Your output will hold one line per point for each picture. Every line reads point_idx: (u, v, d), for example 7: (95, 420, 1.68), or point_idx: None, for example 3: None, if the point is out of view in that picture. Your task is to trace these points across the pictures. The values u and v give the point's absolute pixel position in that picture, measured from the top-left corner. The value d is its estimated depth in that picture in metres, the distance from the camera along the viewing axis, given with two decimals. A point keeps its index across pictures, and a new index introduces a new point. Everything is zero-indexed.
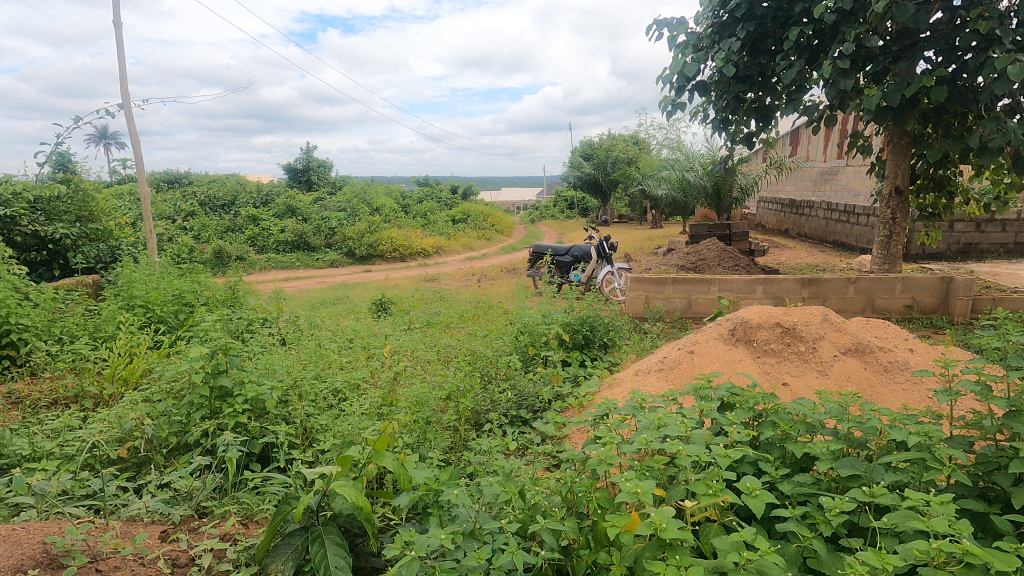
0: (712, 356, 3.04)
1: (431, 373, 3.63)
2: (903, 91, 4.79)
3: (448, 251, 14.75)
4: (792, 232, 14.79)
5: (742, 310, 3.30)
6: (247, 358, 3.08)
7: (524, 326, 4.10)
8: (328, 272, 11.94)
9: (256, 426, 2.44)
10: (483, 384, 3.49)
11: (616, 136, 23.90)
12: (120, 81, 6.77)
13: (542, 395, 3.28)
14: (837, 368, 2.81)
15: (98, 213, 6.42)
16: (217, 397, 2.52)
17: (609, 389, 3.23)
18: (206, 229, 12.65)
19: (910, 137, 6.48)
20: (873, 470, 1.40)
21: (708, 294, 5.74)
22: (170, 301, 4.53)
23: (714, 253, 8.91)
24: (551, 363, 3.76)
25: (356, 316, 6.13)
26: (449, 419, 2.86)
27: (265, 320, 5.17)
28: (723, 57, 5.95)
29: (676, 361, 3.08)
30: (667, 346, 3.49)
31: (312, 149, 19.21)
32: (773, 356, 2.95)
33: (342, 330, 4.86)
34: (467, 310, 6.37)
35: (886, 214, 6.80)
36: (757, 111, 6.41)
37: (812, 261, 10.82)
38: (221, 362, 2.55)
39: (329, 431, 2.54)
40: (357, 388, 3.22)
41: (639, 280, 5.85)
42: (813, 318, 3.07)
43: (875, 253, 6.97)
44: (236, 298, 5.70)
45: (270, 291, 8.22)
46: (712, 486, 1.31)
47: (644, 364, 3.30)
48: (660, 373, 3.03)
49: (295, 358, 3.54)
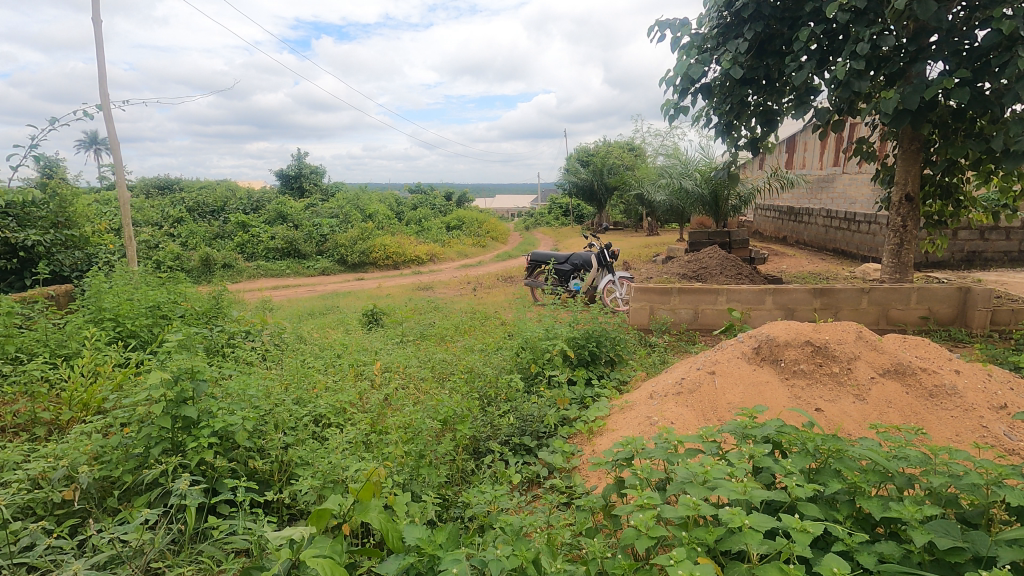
0: (736, 378, 2.77)
1: (426, 396, 3.33)
2: (923, 93, 4.51)
3: (443, 259, 14.44)
4: (790, 240, 14.61)
5: (766, 326, 3.03)
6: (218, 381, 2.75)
7: (525, 341, 3.82)
8: (319, 280, 11.63)
9: (223, 464, 2.13)
10: (483, 409, 3.20)
11: (612, 144, 23.76)
12: (99, 82, 6.45)
13: (547, 419, 2.97)
14: (876, 392, 2.54)
15: (76, 219, 6.08)
16: (180, 429, 2.20)
17: (620, 413, 2.94)
18: (194, 236, 12.20)
19: (921, 142, 6.26)
20: (979, 542, 1.14)
21: (716, 305, 5.46)
22: (143, 315, 4.20)
23: (716, 261, 8.69)
24: (554, 384, 3.47)
25: (346, 329, 5.81)
26: (445, 450, 2.56)
27: (247, 334, 4.84)
28: (730, 58, 5.72)
29: (695, 384, 2.81)
30: (681, 364, 3.22)
31: (305, 155, 18.92)
32: (803, 379, 2.68)
33: (329, 345, 4.54)
34: (462, 322, 6.06)
35: (897, 222, 6.56)
36: (762, 116, 6.19)
37: (814, 269, 10.61)
38: (185, 388, 2.24)
39: (310, 467, 2.25)
40: (345, 414, 2.93)
41: (643, 289, 5.58)
42: (846, 336, 2.79)
43: (886, 262, 6.73)
44: (217, 310, 5.36)
45: (256, 301, 7.88)
46: (789, 572, 1.03)
47: (658, 386, 3.02)
48: (679, 397, 2.76)
49: (276, 379, 3.23)
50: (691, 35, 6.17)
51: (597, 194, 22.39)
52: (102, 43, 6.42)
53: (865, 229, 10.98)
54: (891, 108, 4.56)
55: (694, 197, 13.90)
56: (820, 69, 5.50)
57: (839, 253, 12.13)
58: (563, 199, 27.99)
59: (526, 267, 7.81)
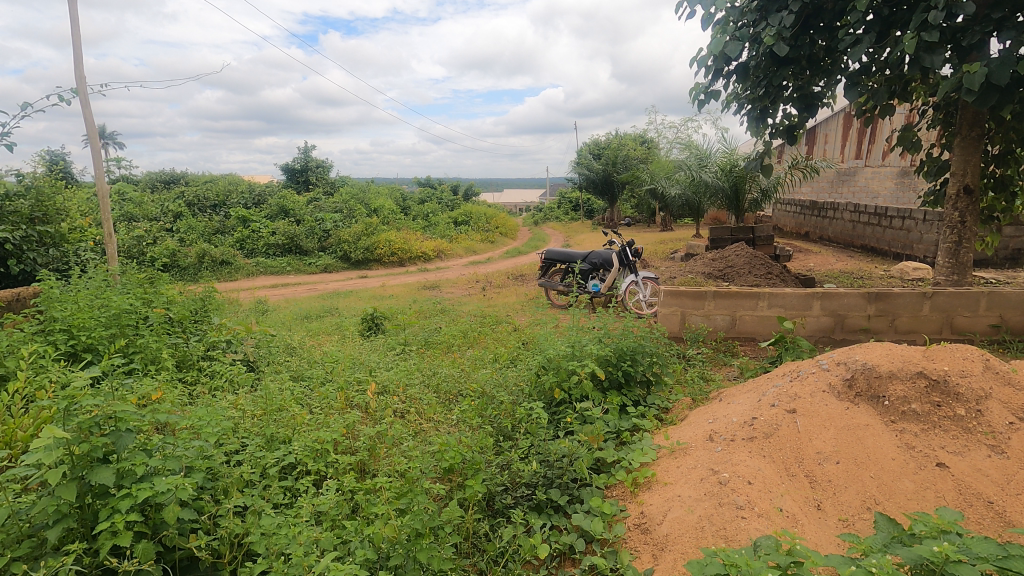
0: (824, 420, 2.16)
1: (432, 436, 2.73)
2: (1014, 67, 3.84)
3: (450, 255, 13.92)
4: (813, 236, 13.89)
5: (858, 350, 2.40)
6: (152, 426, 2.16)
7: (547, 360, 3.20)
8: (322, 278, 11.13)
9: (143, 549, 1.55)
10: (497, 452, 2.59)
11: (624, 136, 23.05)
12: (76, 66, 5.89)
13: (579, 464, 2.36)
14: (1019, 445, 1.92)
15: (53, 214, 5.52)
16: (92, 498, 1.63)
17: (671, 459, 2.33)
18: (193, 231, 11.66)
19: (982, 128, 5.48)
20: None
21: (756, 311, 4.83)
22: (103, 327, 3.63)
23: (743, 260, 8.08)
24: (584, 416, 2.85)
25: (340, 338, 5.21)
26: (451, 516, 1.98)
27: (228, 345, 4.27)
28: (774, 34, 5.01)
29: (771, 426, 2.20)
30: (746, 395, 2.61)
31: (311, 147, 18.38)
32: (916, 423, 2.07)
33: (319, 359, 3.97)
34: (472, 328, 5.46)
35: (954, 218, 5.77)
36: (801, 100, 5.41)
37: (845, 268, 9.91)
38: (97, 445, 1.63)
39: (269, 546, 1.68)
40: (326, 459, 2.35)
41: (674, 293, 4.96)
42: (971, 366, 2.15)
43: (942, 262, 5.96)
44: (198, 315, 4.80)
45: (252, 302, 7.36)
46: None
47: (720, 422, 2.41)
48: (751, 443, 2.15)
49: (240, 412, 2.62)
50: (727, 9, 5.47)
51: (609, 188, 21.65)
52: (76, 17, 5.80)
53: (898, 225, 10.27)
54: (977, 83, 3.90)
55: (714, 190, 13.26)
56: (880, 44, 4.81)
57: (868, 250, 11.43)
58: (574, 193, 27.27)
59: (540, 266, 7.22)
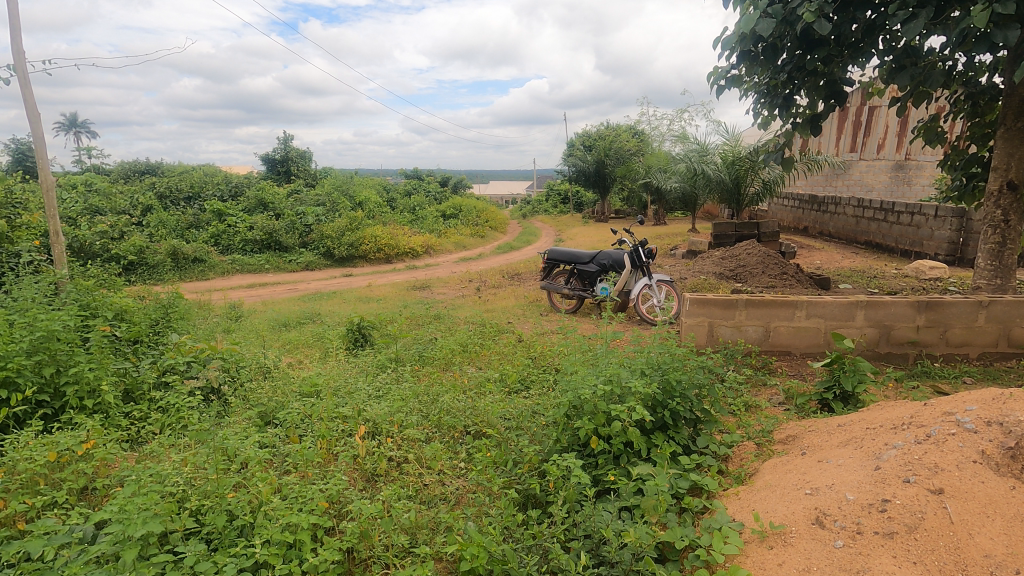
0: (984, 506, 1.60)
1: (440, 509, 2.12)
2: None
3: (438, 251, 13.26)
4: (811, 231, 13.45)
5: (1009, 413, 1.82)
6: (7, 567, 1.56)
7: (578, 398, 2.54)
8: (303, 277, 10.40)
9: None
10: (527, 530, 2.00)
11: (615, 127, 22.42)
12: (13, 41, 5.08)
13: (644, 555, 1.77)
14: None
15: None
16: None
17: (770, 547, 1.74)
18: (163, 226, 10.81)
19: None
20: None
21: (793, 321, 4.26)
22: (26, 353, 2.91)
23: (756, 258, 7.55)
24: (634, 477, 2.24)
25: (322, 354, 4.56)
26: None
27: (191, 368, 3.61)
28: (814, 9, 4.19)
29: (912, 513, 1.64)
30: (851, 456, 2.03)
31: (292, 137, 17.51)
32: None
33: (296, 387, 3.34)
34: (471, 339, 4.85)
35: (995, 217, 4.69)
36: (827, 89, 4.78)
37: (854, 265, 9.47)
38: None
39: None
40: (300, 555, 1.73)
41: (700, 301, 4.36)
42: None
43: (979, 265, 4.87)
44: (158, 329, 4.12)
45: (224, 307, 6.64)
46: None
47: (828, 496, 1.83)
48: (891, 541, 1.58)
49: (182, 482, 1.97)
50: None
51: (602, 181, 20.98)
52: None
53: (907, 220, 9.78)
54: None
55: (714, 184, 12.72)
56: (933, 21, 4.19)
57: (872, 246, 10.99)
58: (562, 185, 26.69)
59: (543, 268, 6.58)
